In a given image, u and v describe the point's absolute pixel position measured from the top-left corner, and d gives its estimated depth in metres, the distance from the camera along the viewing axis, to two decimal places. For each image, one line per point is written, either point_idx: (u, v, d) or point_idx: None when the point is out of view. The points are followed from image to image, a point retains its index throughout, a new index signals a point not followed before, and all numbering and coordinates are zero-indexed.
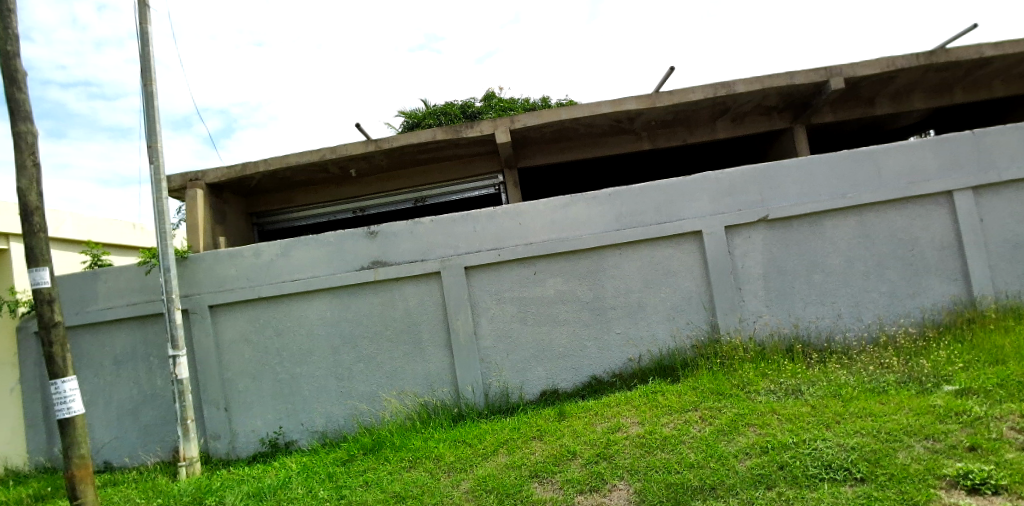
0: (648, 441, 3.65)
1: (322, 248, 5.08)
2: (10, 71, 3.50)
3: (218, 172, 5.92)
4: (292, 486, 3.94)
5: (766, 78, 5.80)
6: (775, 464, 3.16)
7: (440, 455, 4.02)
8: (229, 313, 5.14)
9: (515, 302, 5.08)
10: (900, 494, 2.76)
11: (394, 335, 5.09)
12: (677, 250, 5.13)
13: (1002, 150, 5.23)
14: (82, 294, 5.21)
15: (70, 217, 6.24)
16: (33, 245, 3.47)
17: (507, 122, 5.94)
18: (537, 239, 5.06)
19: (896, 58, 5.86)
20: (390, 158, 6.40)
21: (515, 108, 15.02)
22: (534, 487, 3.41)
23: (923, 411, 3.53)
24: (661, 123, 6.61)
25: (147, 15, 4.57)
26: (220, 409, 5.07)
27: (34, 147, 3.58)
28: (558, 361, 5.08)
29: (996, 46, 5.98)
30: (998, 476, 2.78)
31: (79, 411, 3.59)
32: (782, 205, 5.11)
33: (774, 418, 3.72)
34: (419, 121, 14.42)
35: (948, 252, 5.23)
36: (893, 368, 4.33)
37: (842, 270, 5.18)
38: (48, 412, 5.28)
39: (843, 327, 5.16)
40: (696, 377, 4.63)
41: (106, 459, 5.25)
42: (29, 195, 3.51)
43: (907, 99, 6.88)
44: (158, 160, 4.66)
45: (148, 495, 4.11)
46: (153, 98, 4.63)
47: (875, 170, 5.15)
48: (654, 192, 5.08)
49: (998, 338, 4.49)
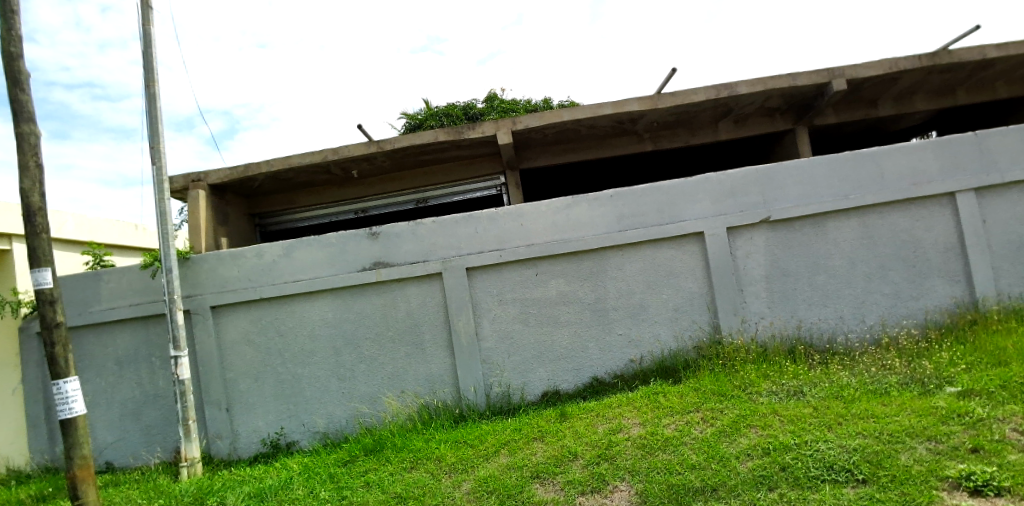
0: (649, 442, 3.65)
1: (324, 249, 5.09)
2: (13, 72, 3.51)
3: (221, 173, 5.93)
4: (293, 487, 3.94)
5: (768, 80, 5.80)
6: (776, 465, 3.15)
7: (441, 456, 4.02)
8: (231, 313, 5.14)
9: (518, 303, 5.08)
10: (902, 496, 2.76)
11: (396, 336, 5.09)
12: (679, 251, 5.12)
13: (1006, 152, 5.22)
14: (85, 295, 5.22)
15: (72, 218, 6.25)
16: (35, 245, 3.48)
17: (509, 123, 5.94)
18: (539, 241, 5.06)
19: (899, 59, 5.85)
20: (392, 159, 6.41)
21: (518, 109, 15.05)
22: (535, 488, 3.41)
23: (926, 413, 3.53)
24: (663, 124, 6.61)
25: (149, 16, 4.58)
26: (222, 410, 5.08)
27: (36, 148, 3.60)
28: (560, 362, 5.07)
29: (999, 47, 5.97)
30: (1000, 478, 2.77)
31: (81, 412, 3.59)
32: (785, 206, 5.10)
33: (775, 419, 3.71)
34: (421, 123, 14.44)
35: (951, 254, 5.21)
36: (895, 370, 4.32)
37: (844, 272, 5.17)
38: (50, 412, 5.29)
39: (845, 329, 5.15)
40: (698, 378, 4.62)
41: (108, 459, 5.26)
42: (32, 195, 3.52)
43: (910, 101, 6.88)
44: (160, 160, 4.67)
45: (150, 495, 4.12)
46: (156, 100, 4.64)
47: (878, 172, 5.14)
48: (656, 194, 5.08)
49: (1001, 340, 4.48)
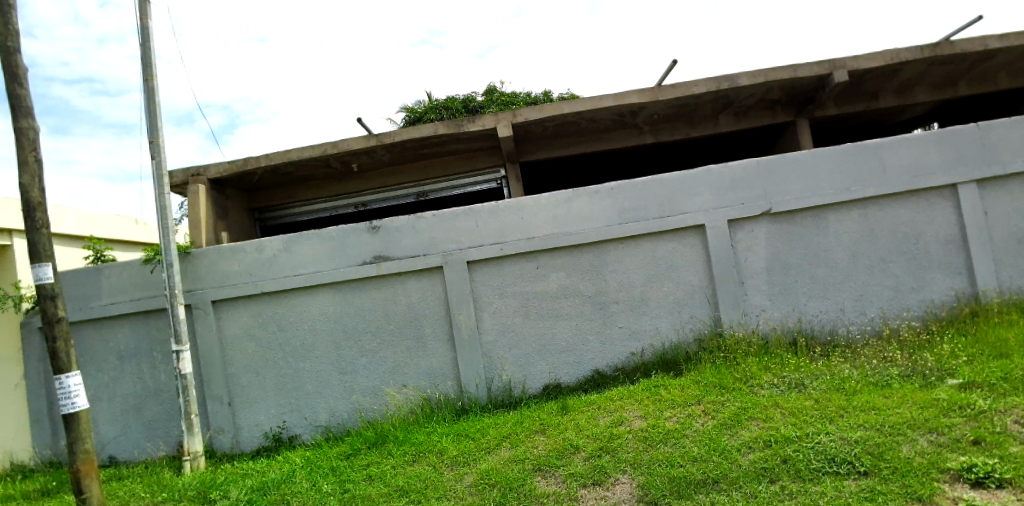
0: (650, 434, 3.66)
1: (325, 244, 5.08)
2: (12, 67, 3.50)
3: (221, 168, 5.91)
4: (296, 481, 3.94)
5: (769, 71, 5.77)
6: (778, 457, 3.16)
7: (443, 449, 4.03)
8: (232, 308, 5.15)
9: (518, 297, 5.08)
10: (903, 487, 2.76)
11: (397, 330, 5.09)
12: (680, 244, 5.12)
13: (1007, 144, 5.20)
14: (87, 290, 5.23)
15: (72, 213, 6.23)
16: (36, 241, 3.47)
17: (509, 116, 5.91)
18: (540, 234, 5.05)
19: (901, 50, 5.81)
20: (392, 153, 6.39)
21: (518, 103, 15.00)
22: (537, 481, 3.42)
23: (927, 405, 3.53)
24: (664, 117, 6.59)
25: (147, 10, 4.55)
26: (224, 403, 5.10)
27: (35, 143, 3.59)
28: (560, 355, 5.08)
29: (1002, 38, 5.92)
30: (1002, 470, 2.78)
31: (83, 407, 3.59)
32: (786, 199, 5.09)
33: (777, 412, 3.71)
34: (420, 116, 14.39)
35: (952, 246, 5.20)
36: (897, 362, 4.32)
37: (845, 264, 5.16)
38: (52, 407, 5.31)
39: (846, 321, 5.15)
40: (699, 370, 4.63)
41: (111, 454, 5.28)
42: (32, 191, 3.51)
43: (911, 92, 6.84)
44: (159, 155, 4.65)
45: (153, 489, 4.14)
46: (154, 94, 4.62)
47: (879, 164, 5.12)
48: (657, 187, 5.07)
49: (1003, 332, 4.47)
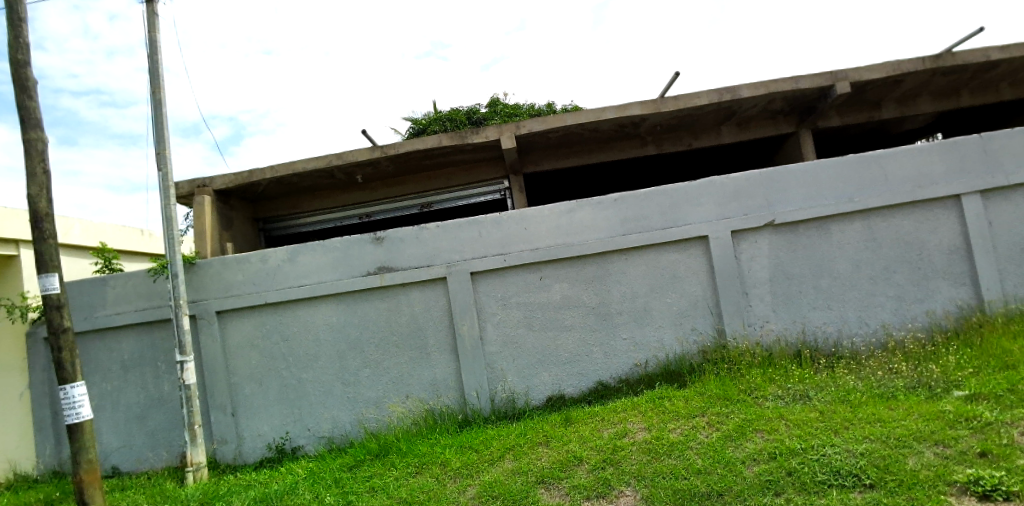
0: (654, 446, 3.64)
1: (329, 255, 5.10)
2: (20, 80, 3.55)
3: (226, 178, 5.97)
4: (298, 491, 3.94)
5: (771, 83, 5.80)
6: (783, 470, 3.14)
7: (445, 461, 4.03)
8: (236, 318, 5.17)
9: (521, 308, 5.08)
10: (910, 500, 2.75)
11: (400, 341, 5.09)
12: (683, 255, 5.12)
13: (1010, 153, 5.20)
14: (92, 300, 5.25)
15: (78, 223, 6.25)
16: (43, 251, 3.51)
17: (512, 128, 5.95)
18: (543, 245, 5.06)
19: (902, 61, 5.84)
20: (396, 164, 6.44)
21: (522, 116, 15.17)
22: (540, 493, 3.41)
23: (932, 416, 3.51)
24: (666, 127, 6.62)
25: (155, 23, 4.62)
26: (227, 414, 5.11)
27: (44, 154, 3.63)
28: (563, 367, 5.07)
29: (1003, 49, 5.95)
30: (1009, 482, 2.75)
31: (87, 416, 3.60)
32: (789, 209, 5.09)
33: (782, 424, 3.70)
34: (425, 128, 14.50)
35: (956, 257, 5.19)
36: (902, 374, 4.29)
37: (849, 275, 5.15)
38: (57, 417, 5.33)
39: (849, 333, 5.13)
40: (703, 382, 4.61)
41: (114, 464, 5.27)
42: (39, 201, 3.55)
43: (914, 103, 6.86)
44: (166, 166, 4.70)
45: (155, 500, 4.14)
46: (162, 105, 4.68)
47: (882, 174, 5.13)
48: (660, 198, 5.07)
49: (1009, 344, 4.45)
